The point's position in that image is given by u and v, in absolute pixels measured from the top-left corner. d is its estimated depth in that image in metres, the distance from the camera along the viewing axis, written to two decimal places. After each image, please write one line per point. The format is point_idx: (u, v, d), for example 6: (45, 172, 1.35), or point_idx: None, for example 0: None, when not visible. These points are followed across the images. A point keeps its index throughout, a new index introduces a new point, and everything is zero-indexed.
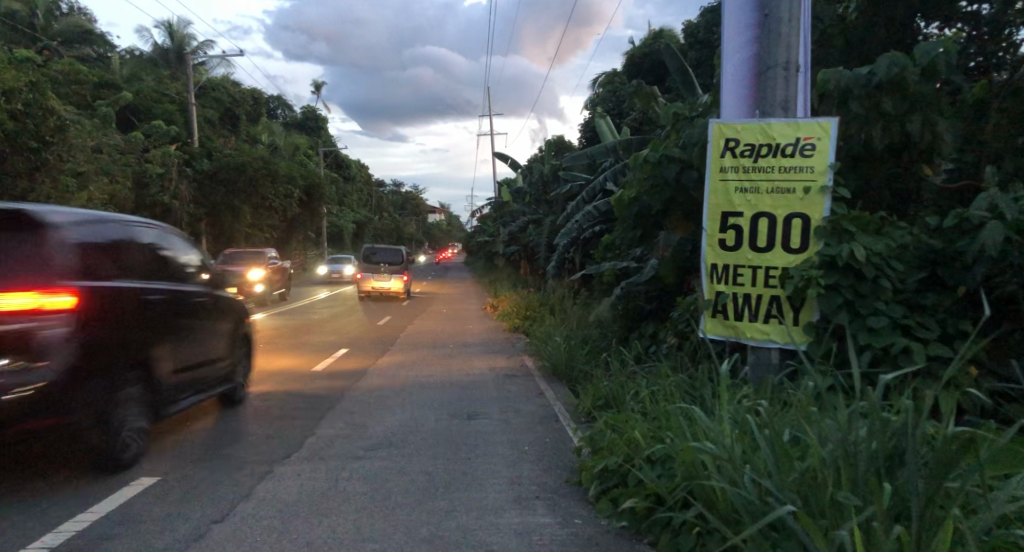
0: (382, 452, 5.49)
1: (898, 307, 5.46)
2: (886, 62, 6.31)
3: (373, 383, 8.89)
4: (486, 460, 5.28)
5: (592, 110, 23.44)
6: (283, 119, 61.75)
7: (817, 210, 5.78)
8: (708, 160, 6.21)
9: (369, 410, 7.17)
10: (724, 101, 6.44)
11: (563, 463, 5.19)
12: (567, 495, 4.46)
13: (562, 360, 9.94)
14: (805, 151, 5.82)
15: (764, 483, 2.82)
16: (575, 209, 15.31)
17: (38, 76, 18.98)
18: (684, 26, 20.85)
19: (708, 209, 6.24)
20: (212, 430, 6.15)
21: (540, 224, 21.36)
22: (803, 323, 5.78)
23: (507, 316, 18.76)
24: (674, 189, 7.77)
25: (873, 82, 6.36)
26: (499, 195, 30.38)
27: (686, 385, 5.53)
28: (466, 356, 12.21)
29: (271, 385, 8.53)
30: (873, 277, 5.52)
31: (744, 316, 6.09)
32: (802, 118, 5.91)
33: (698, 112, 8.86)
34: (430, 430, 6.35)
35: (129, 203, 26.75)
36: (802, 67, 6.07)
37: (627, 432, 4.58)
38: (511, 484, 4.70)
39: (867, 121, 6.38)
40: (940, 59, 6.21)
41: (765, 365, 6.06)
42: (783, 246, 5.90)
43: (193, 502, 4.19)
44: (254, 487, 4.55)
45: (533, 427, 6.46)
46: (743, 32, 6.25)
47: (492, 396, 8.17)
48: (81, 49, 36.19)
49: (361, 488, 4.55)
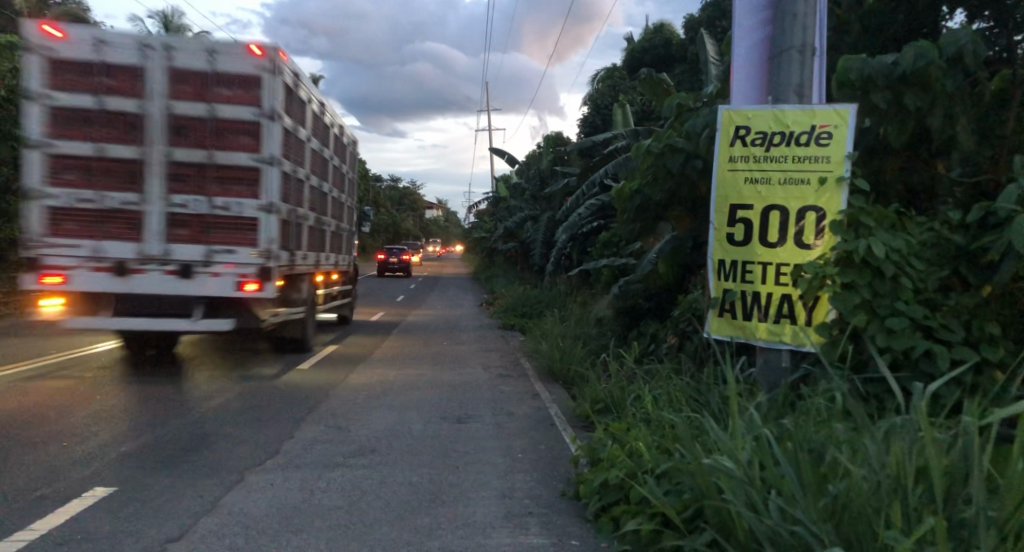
0: (364, 460, 5.09)
1: (918, 307, 5.02)
2: (913, 54, 5.85)
3: (360, 383, 8.52)
4: (477, 469, 4.91)
5: (590, 105, 23.00)
6: None
7: (834, 203, 5.38)
8: (717, 149, 5.84)
9: (353, 411, 6.79)
10: (736, 86, 6.05)
11: (558, 473, 4.82)
12: (563, 511, 4.08)
13: (558, 359, 9.55)
14: (821, 140, 5.41)
15: (796, 513, 2.56)
16: (573, 202, 14.87)
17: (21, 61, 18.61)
18: (687, 19, 20.37)
19: (716, 201, 5.86)
20: (185, 433, 5.75)
21: (537, 220, 21.03)
22: (816, 325, 5.39)
23: (502, 313, 18.42)
24: (677, 180, 7.36)
25: (894, 74, 5.93)
26: (495, 191, 30.04)
27: (691, 391, 5.20)
28: (460, 354, 11.85)
29: (253, 383, 8.19)
30: (893, 275, 5.12)
31: (753, 316, 5.71)
32: (819, 105, 5.52)
33: (703, 103, 8.45)
34: (418, 433, 5.98)
35: None
36: (819, 50, 5.63)
37: (630, 443, 4.26)
38: (501, 497, 4.32)
39: (881, 115, 6.05)
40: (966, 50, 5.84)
41: (774, 369, 5.68)
42: (795, 242, 5.53)
43: (153, 517, 3.80)
44: (219, 498, 4.15)
45: (527, 433, 6.07)
46: (756, 13, 5.84)
47: (484, 397, 7.82)
48: None
49: (338, 500, 4.17)
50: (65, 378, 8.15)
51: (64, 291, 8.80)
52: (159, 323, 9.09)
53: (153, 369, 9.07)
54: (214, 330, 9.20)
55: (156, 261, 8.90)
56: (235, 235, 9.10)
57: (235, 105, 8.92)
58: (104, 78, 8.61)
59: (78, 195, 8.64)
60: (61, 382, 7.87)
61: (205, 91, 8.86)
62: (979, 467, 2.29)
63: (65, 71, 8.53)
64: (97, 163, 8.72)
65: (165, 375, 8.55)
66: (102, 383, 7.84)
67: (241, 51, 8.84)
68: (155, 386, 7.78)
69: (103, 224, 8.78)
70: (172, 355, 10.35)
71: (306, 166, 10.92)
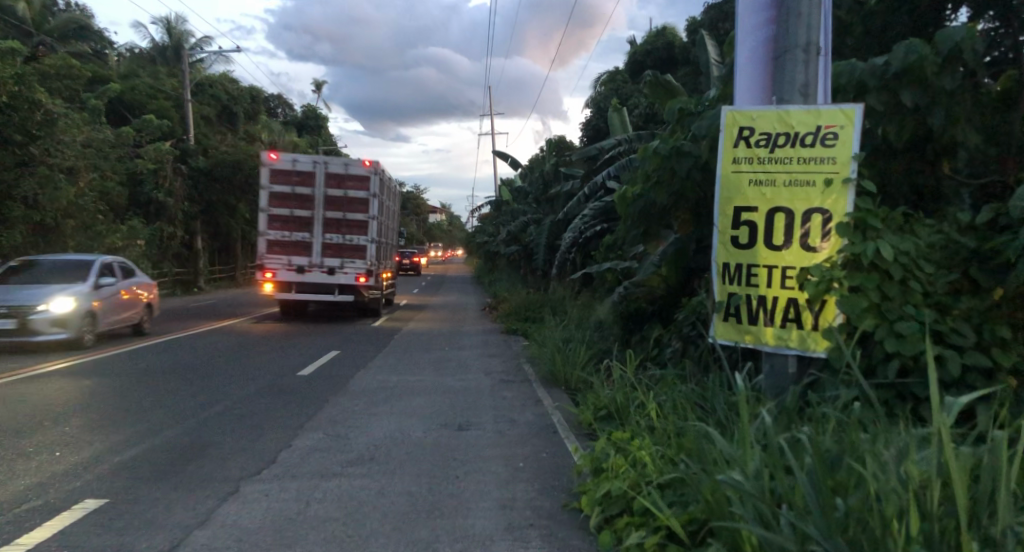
0: (361, 469, 5.00)
1: (928, 310, 4.91)
2: (903, 50, 5.77)
3: (360, 389, 8.45)
4: (477, 479, 4.81)
5: (593, 108, 22.91)
6: (284, 118, 61.50)
7: (840, 204, 5.28)
8: (721, 150, 5.76)
9: (352, 419, 6.71)
10: (739, 86, 5.97)
11: (560, 483, 4.73)
12: (563, 523, 3.98)
13: (561, 364, 9.46)
14: (826, 141, 5.31)
15: (806, 530, 2.49)
16: (576, 205, 14.80)
17: (25, 69, 18.70)
18: (689, 21, 20.28)
19: (721, 203, 5.77)
20: (181, 441, 5.68)
21: (540, 224, 20.94)
22: (823, 329, 5.28)
23: (505, 318, 18.36)
24: (680, 184, 7.24)
25: (890, 74, 5.85)
26: (499, 194, 30.00)
27: (696, 397, 5.10)
28: (462, 360, 11.76)
29: (253, 390, 8.13)
30: (901, 279, 5.03)
31: (759, 320, 5.61)
32: (824, 105, 5.41)
33: (703, 105, 8.37)
34: (418, 441, 5.90)
35: (122, 200, 26.41)
36: (823, 49, 5.53)
37: (633, 453, 4.16)
38: (501, 507, 4.22)
39: (881, 115, 5.94)
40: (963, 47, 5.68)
41: (781, 375, 5.57)
42: (801, 245, 5.41)
43: (142, 531, 3.69)
44: (211, 511, 4.05)
45: (528, 440, 5.98)
46: (759, 13, 5.76)
47: (485, 403, 7.73)
48: (79, 45, 35.44)
49: (333, 512, 4.08)
50: (64, 386, 8.11)
51: (274, 281, 18.10)
52: (318, 296, 18.31)
53: (153, 375, 9.01)
54: (345, 300, 18.45)
55: (318, 266, 18.11)
56: (354, 253, 18.33)
57: (358, 189, 17.99)
58: (297, 178, 17.84)
59: (283, 234, 17.98)
60: (59, 391, 7.82)
61: (341, 182, 17.90)
62: (1005, 482, 2.20)
63: (279, 175, 17.72)
64: (292, 218, 18.03)
65: (168, 382, 8.52)
66: (99, 391, 7.78)
67: (360, 163, 17.81)
68: (154, 394, 7.73)
69: (293, 248, 18.12)
70: (172, 362, 10.29)
71: (372, 210, 18.08)
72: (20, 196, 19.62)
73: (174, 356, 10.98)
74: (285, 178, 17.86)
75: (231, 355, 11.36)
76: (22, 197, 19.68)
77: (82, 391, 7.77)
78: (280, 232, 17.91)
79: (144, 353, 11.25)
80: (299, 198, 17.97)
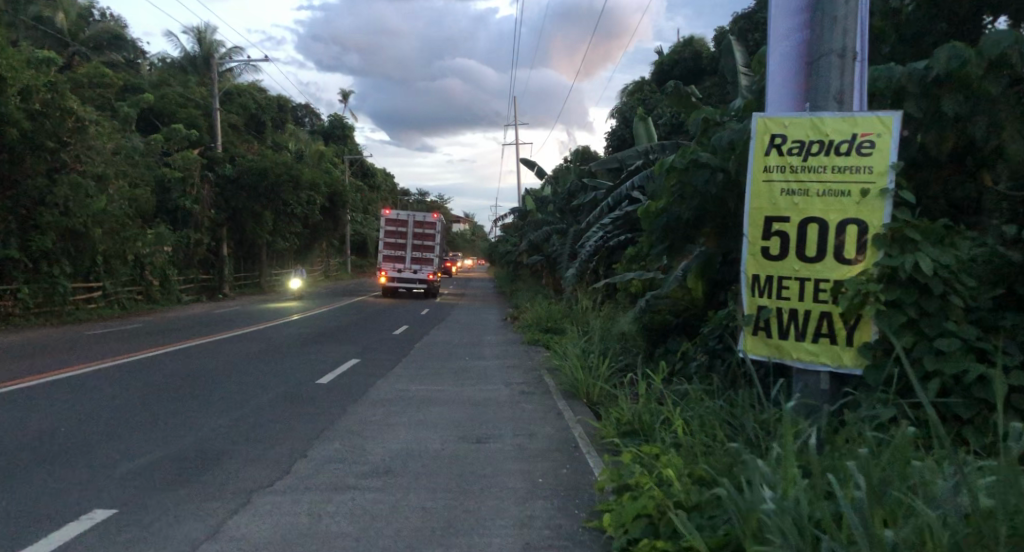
0: (375, 482, 4.88)
1: (971, 328, 4.66)
2: (945, 53, 5.48)
3: (379, 398, 8.37)
4: (493, 495, 4.66)
5: (618, 118, 22.77)
6: (310, 127, 62.35)
7: (877, 215, 5.06)
8: (751, 158, 5.57)
9: (370, 429, 6.62)
10: (771, 93, 5.79)
11: (580, 500, 4.56)
12: (583, 544, 3.81)
13: (583, 376, 9.27)
14: (863, 150, 5.13)
15: None
16: (600, 214, 14.60)
17: (58, 77, 19.08)
18: (717, 31, 20.06)
19: (750, 213, 5.58)
20: (197, 449, 5.63)
21: (564, 234, 20.80)
22: (858, 345, 5.06)
23: (528, 327, 18.24)
24: (705, 198, 7.02)
25: (931, 79, 5.56)
26: (523, 204, 29.93)
27: (723, 414, 4.91)
28: (482, 370, 11.63)
29: (272, 398, 8.10)
30: (941, 293, 4.77)
31: (789, 334, 5.39)
32: (859, 113, 5.22)
33: (731, 114, 8.17)
34: (435, 453, 5.78)
35: (151, 207, 26.89)
36: (859, 54, 5.33)
37: (659, 472, 3.98)
38: (519, 526, 4.07)
39: (919, 122, 5.69)
40: (1011, 52, 5.34)
41: (813, 394, 5.32)
42: (835, 257, 5.20)
43: (148, 545, 3.59)
44: (221, 524, 3.94)
45: (549, 455, 5.82)
46: (791, 17, 5.58)
47: (505, 415, 7.60)
48: (113, 55, 36.28)
49: (347, 527, 3.95)
50: (86, 392, 8.16)
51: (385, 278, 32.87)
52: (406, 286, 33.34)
53: (173, 382, 9.05)
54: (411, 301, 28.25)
55: (409, 270, 33.35)
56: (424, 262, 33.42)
57: (429, 230, 33.30)
58: (401, 223, 32.92)
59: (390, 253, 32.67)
60: (81, 396, 7.86)
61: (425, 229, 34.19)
62: None
63: (392, 222, 32.72)
64: (396, 244, 32.75)
65: (190, 389, 8.52)
66: (119, 397, 7.84)
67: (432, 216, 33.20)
68: (175, 401, 7.73)
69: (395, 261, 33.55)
70: (192, 369, 10.33)
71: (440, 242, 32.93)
72: (52, 202, 20.10)
73: (196, 362, 11.04)
74: (395, 223, 32.78)
75: (252, 361, 11.39)
76: (53, 203, 20.16)
77: (102, 397, 7.82)
78: (389, 250, 33.07)
79: (166, 358, 11.35)
80: (400, 233, 32.89)
